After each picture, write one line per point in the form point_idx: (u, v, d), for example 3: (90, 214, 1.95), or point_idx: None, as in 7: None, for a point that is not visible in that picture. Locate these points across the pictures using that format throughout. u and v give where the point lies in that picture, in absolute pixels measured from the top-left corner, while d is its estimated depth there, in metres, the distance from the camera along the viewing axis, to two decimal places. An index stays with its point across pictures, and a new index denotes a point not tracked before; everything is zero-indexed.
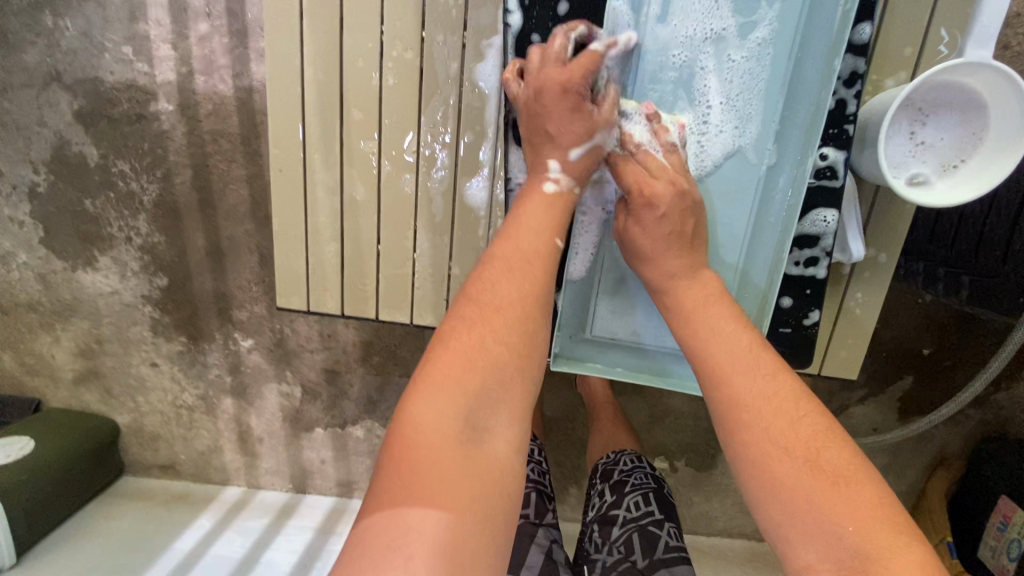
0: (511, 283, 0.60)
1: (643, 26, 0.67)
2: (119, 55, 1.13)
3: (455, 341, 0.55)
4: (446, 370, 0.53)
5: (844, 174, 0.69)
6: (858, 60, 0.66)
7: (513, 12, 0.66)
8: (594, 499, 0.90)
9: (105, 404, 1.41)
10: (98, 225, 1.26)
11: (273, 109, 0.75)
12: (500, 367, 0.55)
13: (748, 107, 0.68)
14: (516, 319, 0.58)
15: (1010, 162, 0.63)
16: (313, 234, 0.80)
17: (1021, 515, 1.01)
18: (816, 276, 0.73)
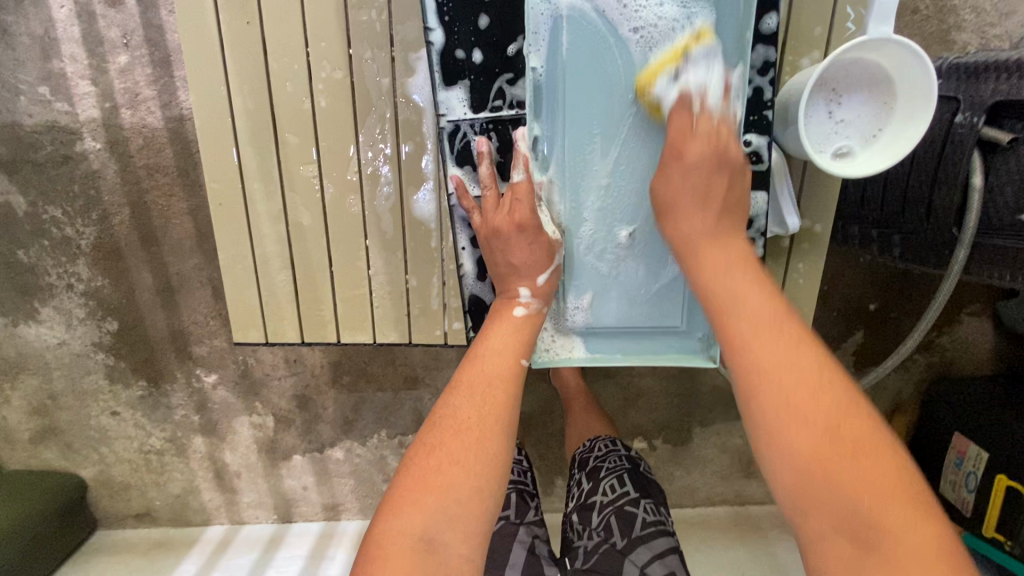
0: (473, 403, 0.57)
1: (559, 22, 0.65)
2: (35, 97, 1.08)
3: (417, 462, 0.54)
4: (407, 496, 0.52)
5: (769, 156, 0.71)
6: (769, 49, 0.67)
7: (434, 30, 0.67)
8: (572, 488, 0.91)
9: (67, 460, 1.35)
10: (35, 275, 1.20)
11: (205, 142, 0.73)
12: (460, 493, 0.52)
13: (673, 88, 0.67)
14: (478, 447, 0.54)
15: (919, 127, 0.66)
16: (263, 263, 0.78)
17: (975, 448, 1.08)
18: (754, 257, 0.75)
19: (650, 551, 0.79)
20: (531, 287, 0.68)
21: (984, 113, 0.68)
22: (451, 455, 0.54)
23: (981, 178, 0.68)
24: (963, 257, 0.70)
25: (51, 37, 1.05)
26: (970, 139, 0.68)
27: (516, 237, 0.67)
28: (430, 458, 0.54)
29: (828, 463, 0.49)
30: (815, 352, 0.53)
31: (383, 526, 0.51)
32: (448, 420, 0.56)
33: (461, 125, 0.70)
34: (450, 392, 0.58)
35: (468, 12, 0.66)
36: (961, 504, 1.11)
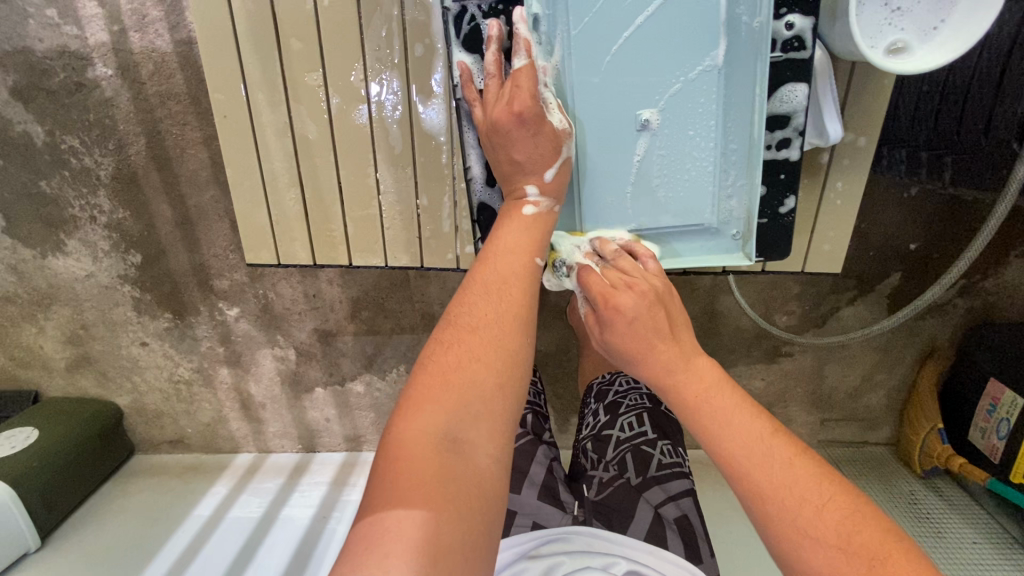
0: (486, 302, 0.58)
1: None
2: (45, 20, 1.06)
3: (436, 361, 0.54)
4: (427, 389, 0.52)
5: (813, 43, 0.63)
6: None
7: None
8: (588, 418, 0.92)
9: (103, 387, 1.42)
10: (59, 207, 1.21)
11: (205, 50, 0.70)
12: (482, 384, 0.53)
13: None
14: (496, 341, 0.55)
15: (989, 12, 0.58)
16: (272, 181, 0.77)
17: (1009, 395, 1.04)
18: (789, 159, 0.69)
19: (664, 492, 0.78)
20: (539, 185, 0.66)
21: None
22: (469, 351, 0.54)
23: None
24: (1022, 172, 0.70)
25: None
26: None
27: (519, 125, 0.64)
28: (449, 354, 0.54)
29: None
30: (810, 464, 0.52)
31: (402, 428, 0.50)
32: (464, 322, 0.56)
33: (468, 9, 0.65)
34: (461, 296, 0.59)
35: None
36: (990, 453, 1.09)
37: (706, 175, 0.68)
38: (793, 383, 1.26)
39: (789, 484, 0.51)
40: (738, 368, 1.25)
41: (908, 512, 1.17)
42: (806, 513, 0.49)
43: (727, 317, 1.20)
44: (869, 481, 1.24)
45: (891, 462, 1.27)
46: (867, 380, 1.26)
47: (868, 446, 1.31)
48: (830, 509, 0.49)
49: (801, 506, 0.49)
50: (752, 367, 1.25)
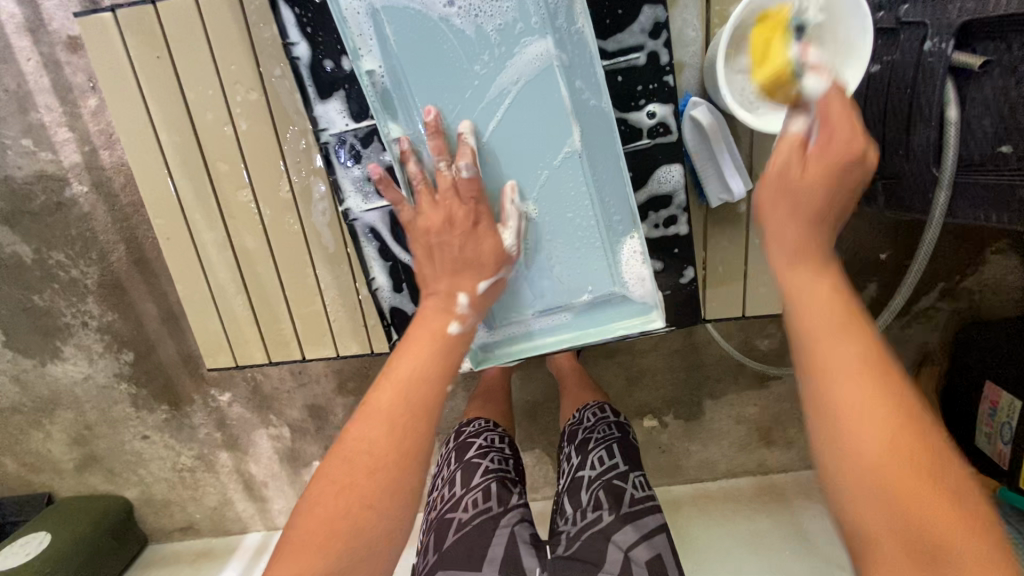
0: (380, 430, 0.55)
1: (376, 14, 0.61)
2: (21, 149, 1.13)
3: (330, 502, 0.53)
4: (315, 533, 0.52)
5: (677, 127, 0.69)
6: (659, 9, 0.65)
7: (297, 43, 0.64)
8: (563, 465, 0.94)
9: (112, 482, 1.45)
10: (52, 317, 1.27)
11: (142, 180, 0.75)
12: (375, 531, 0.53)
13: (518, 43, 0.62)
14: (394, 483, 0.54)
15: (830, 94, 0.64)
16: (219, 290, 0.80)
17: (1009, 398, 0.98)
18: (679, 233, 0.73)
19: (637, 532, 0.78)
20: (469, 294, 0.66)
21: (953, 37, 0.58)
22: (366, 496, 0.53)
23: (956, 111, 0.59)
24: (946, 199, 0.64)
25: (25, 91, 1.09)
26: (940, 68, 0.59)
27: (451, 236, 0.65)
28: (342, 499, 0.53)
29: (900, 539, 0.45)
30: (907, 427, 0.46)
31: (284, 564, 0.51)
32: (358, 453, 0.54)
33: (347, 137, 0.69)
34: (358, 417, 0.56)
35: (327, 17, 0.63)
36: (998, 458, 1.03)
37: (594, 251, 0.70)
38: (786, 407, 1.24)
39: (904, 448, 0.45)
40: (727, 397, 1.23)
41: None
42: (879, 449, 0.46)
43: (707, 348, 1.19)
44: None
45: None
46: None
47: None
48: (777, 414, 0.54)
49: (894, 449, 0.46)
50: (741, 395, 1.23)
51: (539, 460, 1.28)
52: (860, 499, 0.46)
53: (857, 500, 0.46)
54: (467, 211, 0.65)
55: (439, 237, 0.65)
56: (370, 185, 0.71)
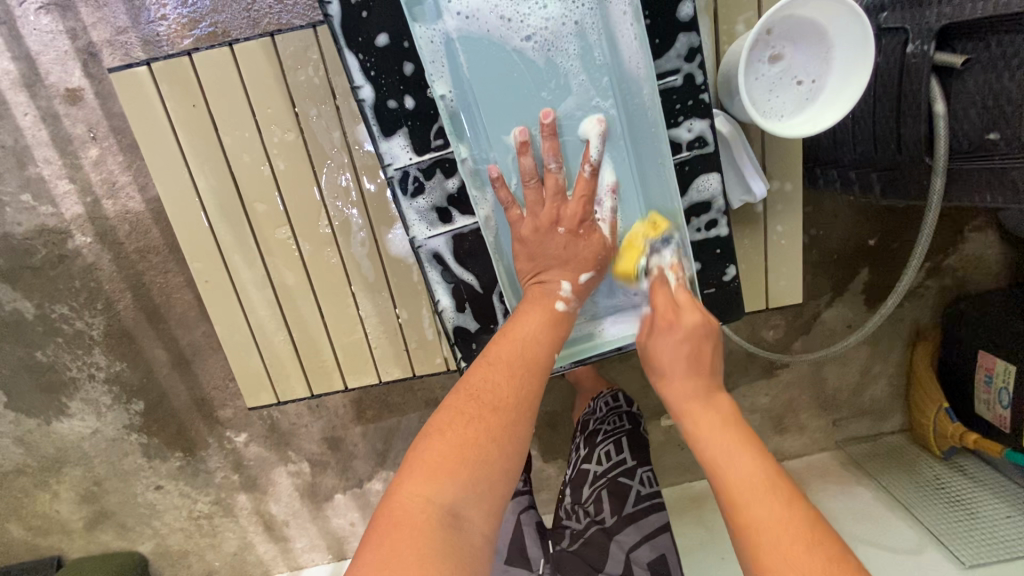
0: (501, 376, 0.58)
1: (450, 42, 0.64)
2: (20, 205, 1.12)
3: (451, 432, 0.54)
4: (438, 461, 0.53)
5: (713, 139, 0.70)
6: (692, 36, 0.66)
7: (362, 86, 0.64)
8: (574, 453, 1.00)
9: (124, 538, 1.40)
10: (57, 372, 1.24)
11: (178, 226, 0.75)
12: (493, 465, 0.54)
13: (582, 72, 0.65)
14: (514, 424, 0.56)
15: (768, 111, 0.68)
16: (258, 328, 0.81)
17: (1002, 364, 1.05)
18: (720, 235, 0.74)
19: (638, 532, 0.86)
20: (572, 282, 0.67)
21: (934, 39, 0.64)
22: (491, 429, 0.55)
23: (943, 105, 0.65)
24: (942, 185, 0.69)
25: (23, 145, 1.09)
26: (925, 67, 0.65)
27: (557, 236, 0.67)
28: (468, 430, 0.54)
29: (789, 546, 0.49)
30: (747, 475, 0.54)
31: (406, 490, 0.52)
32: (480, 393, 0.57)
33: (410, 170, 0.69)
34: (478, 365, 0.60)
35: (390, 62, 0.64)
36: (999, 423, 1.09)
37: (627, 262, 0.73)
38: (796, 393, 1.29)
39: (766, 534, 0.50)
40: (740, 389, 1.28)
41: (936, 496, 1.18)
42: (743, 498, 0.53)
43: None
44: (892, 472, 1.25)
45: (910, 448, 1.28)
46: (865, 373, 1.28)
47: (884, 436, 1.32)
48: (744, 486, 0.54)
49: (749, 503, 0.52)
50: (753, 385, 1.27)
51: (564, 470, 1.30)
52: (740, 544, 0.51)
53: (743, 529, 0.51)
54: (578, 205, 0.66)
55: (546, 236, 0.66)
56: (433, 213, 0.71)
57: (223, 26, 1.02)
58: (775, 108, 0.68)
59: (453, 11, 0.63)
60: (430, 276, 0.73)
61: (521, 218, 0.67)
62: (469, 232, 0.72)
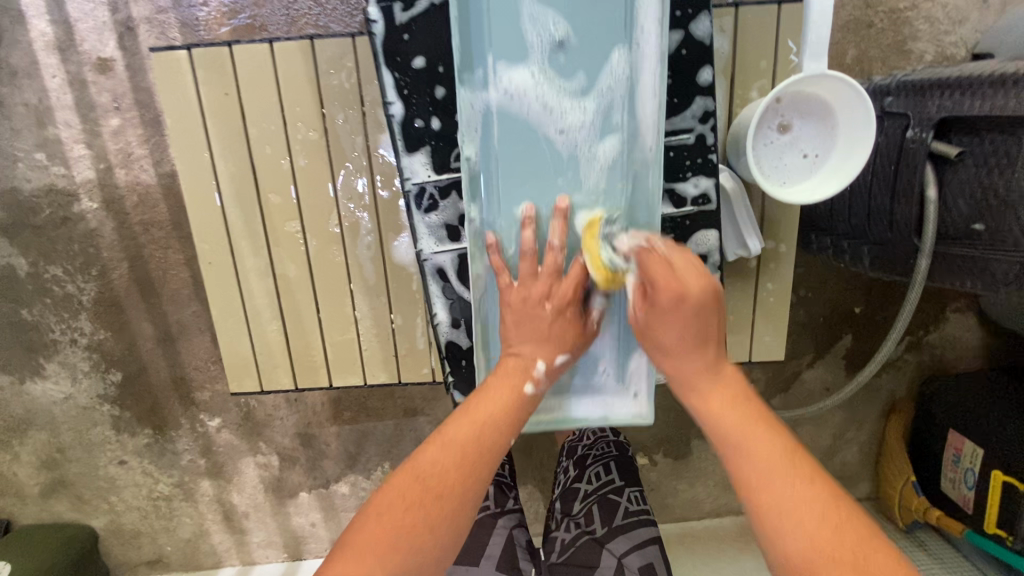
0: (451, 460, 0.60)
1: (488, 112, 0.66)
2: (33, 162, 1.13)
3: (420, 475, 0.59)
4: (404, 502, 0.57)
5: (717, 197, 0.73)
6: (708, 100, 0.70)
7: (393, 103, 0.68)
8: (560, 476, 1.02)
9: (78, 510, 1.37)
10: (39, 332, 1.23)
11: (191, 207, 0.77)
12: (451, 517, 0.58)
13: (605, 169, 0.68)
14: (479, 481, 0.60)
15: (771, 177, 0.72)
16: (253, 316, 0.82)
17: (971, 445, 1.08)
18: None
19: (628, 541, 0.87)
20: (546, 326, 0.69)
21: (932, 129, 0.69)
22: (457, 481, 0.59)
23: (935, 190, 0.69)
24: (927, 267, 0.72)
25: (46, 105, 1.10)
26: (920, 153, 0.69)
27: (543, 311, 0.68)
28: (437, 480, 0.59)
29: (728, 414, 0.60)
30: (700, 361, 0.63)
31: (343, 564, 0.54)
32: (454, 443, 0.61)
33: (427, 187, 0.72)
34: (457, 416, 0.64)
35: (423, 83, 0.68)
36: (963, 503, 1.11)
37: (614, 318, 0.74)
38: None
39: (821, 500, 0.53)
40: None
41: None
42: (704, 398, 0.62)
43: None
44: None
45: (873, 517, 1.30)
46: (838, 437, 1.30)
47: None
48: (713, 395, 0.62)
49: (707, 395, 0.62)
50: None
51: (532, 496, 1.30)
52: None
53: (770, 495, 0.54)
54: (569, 288, 0.68)
55: (531, 309, 0.68)
56: (443, 230, 0.74)
57: (261, 19, 1.05)
58: (779, 176, 0.72)
59: (499, 86, 0.66)
60: (432, 290, 0.76)
61: (505, 250, 0.70)
62: None
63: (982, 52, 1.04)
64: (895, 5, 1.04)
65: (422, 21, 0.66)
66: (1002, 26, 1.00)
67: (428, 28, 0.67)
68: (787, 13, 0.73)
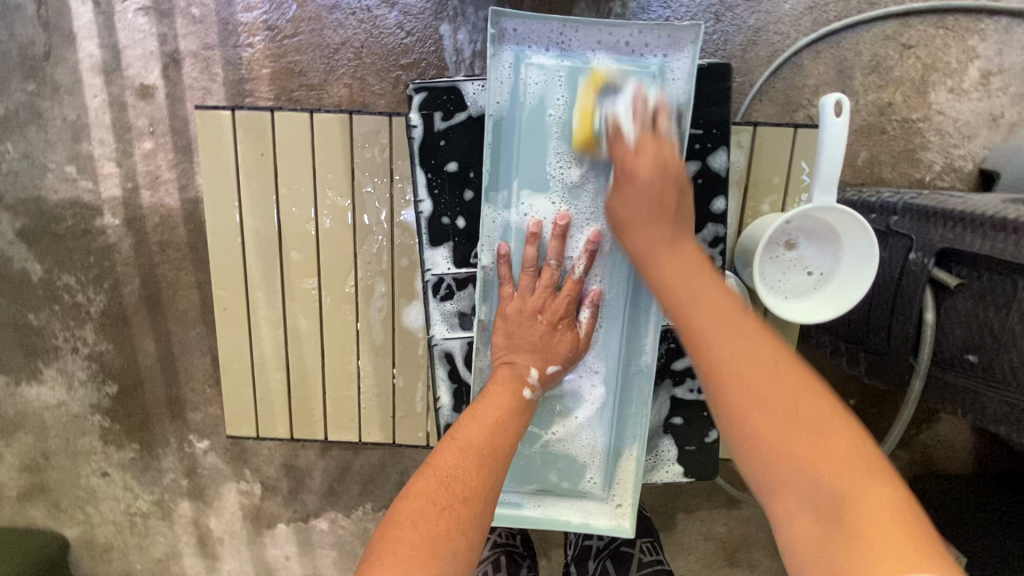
0: (448, 493, 0.56)
1: (509, 228, 0.72)
2: (63, 174, 1.16)
3: (416, 513, 0.54)
4: (405, 547, 0.51)
5: None
6: (719, 227, 0.74)
7: (423, 201, 0.72)
8: (569, 540, 1.02)
9: (53, 518, 1.36)
10: (43, 337, 1.25)
11: (215, 255, 0.80)
12: (457, 556, 0.52)
13: (616, 281, 0.73)
14: (480, 508, 0.57)
15: (772, 292, 0.74)
16: (259, 363, 0.84)
17: (954, 552, 1.07)
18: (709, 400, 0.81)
19: None
20: (540, 370, 0.71)
21: (933, 255, 0.72)
22: (457, 513, 0.55)
23: (933, 315, 0.71)
24: (920, 387, 0.73)
25: (83, 122, 1.14)
26: (921, 277, 0.72)
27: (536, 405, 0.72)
28: (436, 518, 0.54)
29: (785, 423, 0.50)
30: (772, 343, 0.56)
31: None
32: (449, 478, 0.57)
33: (445, 278, 0.76)
34: (445, 449, 0.60)
35: (453, 186, 0.72)
36: None
37: (600, 414, 0.77)
38: (752, 531, 1.29)
39: (806, 412, 0.50)
40: (699, 513, 1.29)
41: None
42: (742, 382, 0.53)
43: None
44: None
45: None
46: None
47: None
48: (774, 377, 0.52)
49: (754, 372, 0.53)
50: (714, 513, 1.28)
51: None
52: (790, 503, 0.48)
53: (791, 505, 0.48)
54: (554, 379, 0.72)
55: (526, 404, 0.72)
56: (457, 319, 0.77)
57: (301, 66, 1.10)
58: (780, 293, 0.74)
59: (521, 210, 0.71)
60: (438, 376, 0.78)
61: (511, 295, 0.72)
62: None
63: (989, 169, 1.07)
64: (907, 115, 1.09)
65: (458, 130, 0.71)
66: (1009, 148, 1.04)
67: (463, 138, 0.72)
68: (802, 139, 0.80)
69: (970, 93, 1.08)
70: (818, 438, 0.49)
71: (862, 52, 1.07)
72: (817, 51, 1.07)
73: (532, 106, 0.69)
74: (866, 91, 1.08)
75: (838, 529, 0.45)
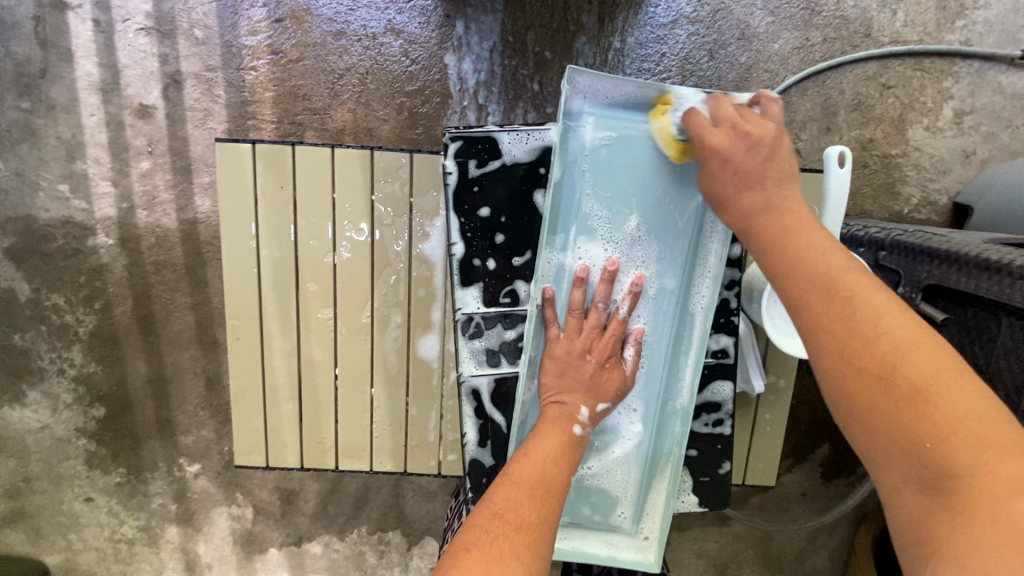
0: (503, 525, 0.57)
1: (561, 268, 0.75)
2: (55, 193, 1.14)
3: (471, 546, 0.55)
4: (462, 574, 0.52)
5: (735, 353, 0.82)
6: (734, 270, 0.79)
7: (456, 243, 0.75)
8: None
9: (31, 546, 1.31)
10: (27, 359, 1.21)
11: (231, 286, 0.84)
12: None
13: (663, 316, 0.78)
14: (535, 541, 0.57)
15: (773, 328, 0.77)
16: (270, 393, 0.87)
17: None
18: (723, 433, 0.85)
19: None
20: (590, 408, 0.72)
21: (921, 289, 0.78)
22: (512, 546, 0.55)
23: None
24: None
25: (78, 141, 1.12)
26: (910, 308, 0.78)
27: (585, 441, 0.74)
28: (490, 547, 0.55)
29: (880, 394, 0.47)
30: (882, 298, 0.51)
31: None
32: (503, 512, 0.58)
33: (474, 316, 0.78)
34: (499, 486, 0.62)
35: (485, 229, 0.75)
36: None
37: (636, 450, 0.81)
38: (743, 548, 1.32)
39: (912, 373, 0.47)
40: (692, 531, 1.32)
41: None
42: (851, 342, 0.50)
43: None
44: None
45: None
46: (811, 542, 1.32)
47: None
48: (886, 337, 0.49)
49: (853, 337, 0.50)
50: (706, 531, 1.31)
51: None
52: (896, 472, 0.47)
53: (889, 472, 0.47)
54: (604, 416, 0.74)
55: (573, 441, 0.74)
56: (484, 356, 0.79)
57: (306, 90, 1.11)
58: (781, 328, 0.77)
59: (576, 253, 0.75)
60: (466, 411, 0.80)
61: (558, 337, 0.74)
62: (511, 379, 0.79)
63: (962, 202, 1.14)
64: (887, 151, 1.15)
65: (491, 175, 0.75)
66: (981, 182, 1.10)
67: (495, 183, 0.75)
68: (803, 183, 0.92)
69: (944, 131, 1.15)
70: (925, 405, 0.45)
71: (845, 91, 1.13)
72: (804, 89, 1.13)
73: (580, 157, 0.73)
74: (849, 127, 1.14)
75: (949, 496, 0.44)
